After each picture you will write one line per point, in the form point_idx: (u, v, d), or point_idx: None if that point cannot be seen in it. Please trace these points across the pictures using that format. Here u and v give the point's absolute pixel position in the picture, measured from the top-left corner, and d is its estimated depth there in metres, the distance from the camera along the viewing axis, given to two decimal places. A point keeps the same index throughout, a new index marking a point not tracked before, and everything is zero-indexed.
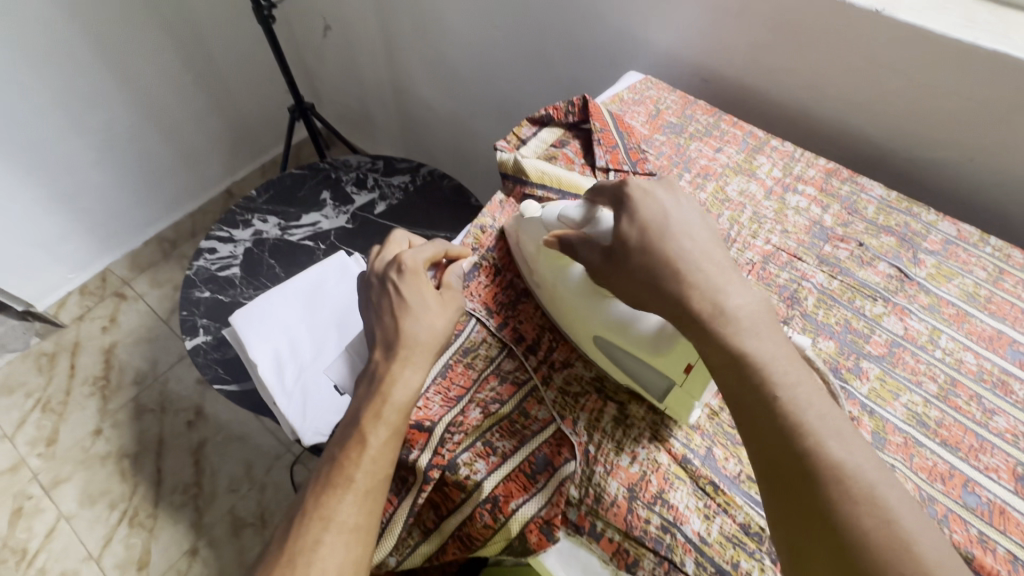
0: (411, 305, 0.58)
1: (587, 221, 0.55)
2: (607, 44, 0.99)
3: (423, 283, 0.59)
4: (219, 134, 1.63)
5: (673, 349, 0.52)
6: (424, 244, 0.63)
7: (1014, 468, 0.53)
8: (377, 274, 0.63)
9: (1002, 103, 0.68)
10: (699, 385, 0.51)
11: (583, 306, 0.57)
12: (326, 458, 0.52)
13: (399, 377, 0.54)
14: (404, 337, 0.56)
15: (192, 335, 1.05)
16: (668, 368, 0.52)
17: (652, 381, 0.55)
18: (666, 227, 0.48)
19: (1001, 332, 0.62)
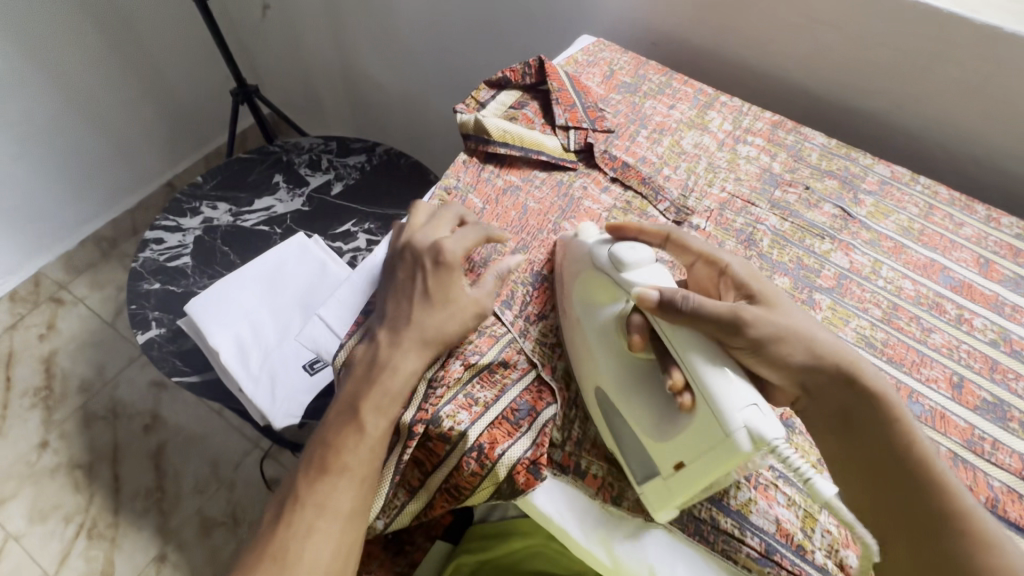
0: (436, 297, 0.54)
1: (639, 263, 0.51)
2: (555, 8, 0.99)
3: (457, 277, 0.55)
4: (156, 123, 1.55)
5: (673, 440, 0.45)
6: (467, 227, 0.58)
7: (950, 377, 0.57)
8: (406, 245, 0.58)
9: (926, 51, 0.72)
10: (684, 488, 0.45)
11: (598, 356, 0.51)
12: (314, 443, 0.51)
13: (399, 364, 0.51)
14: (413, 324, 0.53)
15: (144, 329, 1.01)
16: (660, 456, 0.47)
17: (640, 460, 0.49)
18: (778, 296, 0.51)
19: (933, 260, 0.66)
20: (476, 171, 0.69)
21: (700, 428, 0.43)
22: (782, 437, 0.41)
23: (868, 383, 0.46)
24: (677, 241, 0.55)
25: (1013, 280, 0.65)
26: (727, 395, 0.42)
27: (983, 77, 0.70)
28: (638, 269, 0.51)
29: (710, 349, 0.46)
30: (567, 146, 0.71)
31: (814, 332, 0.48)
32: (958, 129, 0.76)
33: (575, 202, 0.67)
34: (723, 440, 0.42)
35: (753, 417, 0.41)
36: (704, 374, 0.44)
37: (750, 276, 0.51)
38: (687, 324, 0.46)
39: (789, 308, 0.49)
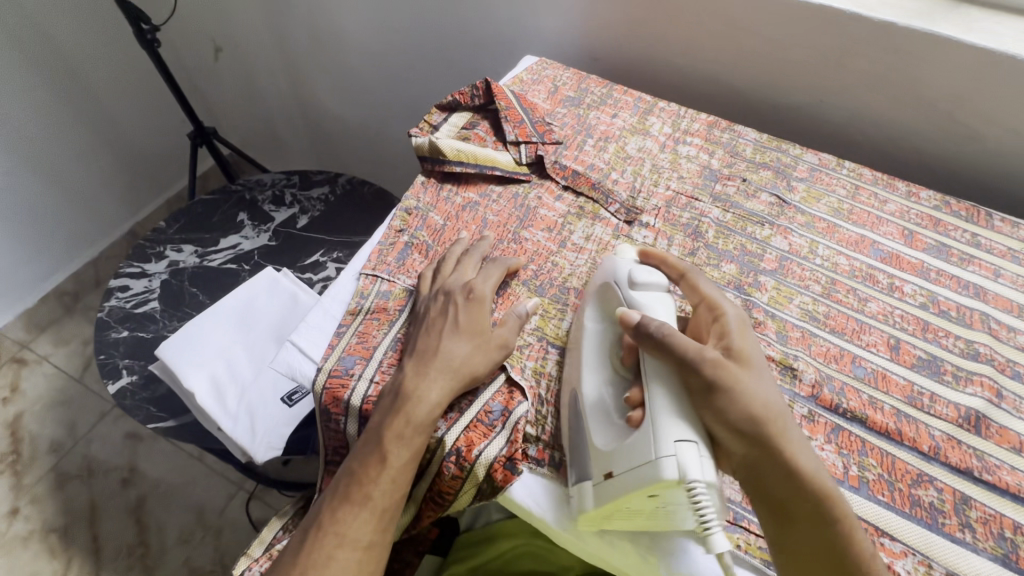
0: (467, 329, 0.55)
1: (643, 286, 0.54)
2: (497, 31, 1.04)
3: (485, 311, 0.57)
4: (114, 172, 1.54)
5: (612, 451, 0.47)
6: (486, 263, 0.61)
7: (888, 340, 0.62)
8: (435, 286, 0.59)
9: (835, 49, 0.79)
10: (607, 499, 0.46)
11: (587, 363, 0.53)
12: (342, 471, 0.51)
13: (424, 394, 0.51)
14: (439, 355, 0.53)
15: (115, 378, 0.99)
16: (597, 465, 0.48)
17: (581, 467, 0.50)
18: (756, 360, 0.51)
19: (864, 236, 0.72)
20: (435, 191, 0.72)
21: (635, 446, 0.45)
22: (704, 479, 0.43)
23: (812, 482, 0.46)
24: (691, 279, 0.57)
25: (936, 248, 0.71)
26: (669, 423, 0.45)
27: (889, 68, 0.78)
28: (645, 290, 0.54)
29: (670, 383, 0.48)
30: (519, 159, 0.75)
31: (772, 406, 0.48)
32: (873, 114, 0.83)
33: (531, 211, 0.71)
34: (650, 460, 0.44)
35: (684, 452, 0.43)
36: (656, 403, 0.46)
37: (738, 331, 0.53)
38: (656, 352, 0.49)
39: (760, 375, 0.50)
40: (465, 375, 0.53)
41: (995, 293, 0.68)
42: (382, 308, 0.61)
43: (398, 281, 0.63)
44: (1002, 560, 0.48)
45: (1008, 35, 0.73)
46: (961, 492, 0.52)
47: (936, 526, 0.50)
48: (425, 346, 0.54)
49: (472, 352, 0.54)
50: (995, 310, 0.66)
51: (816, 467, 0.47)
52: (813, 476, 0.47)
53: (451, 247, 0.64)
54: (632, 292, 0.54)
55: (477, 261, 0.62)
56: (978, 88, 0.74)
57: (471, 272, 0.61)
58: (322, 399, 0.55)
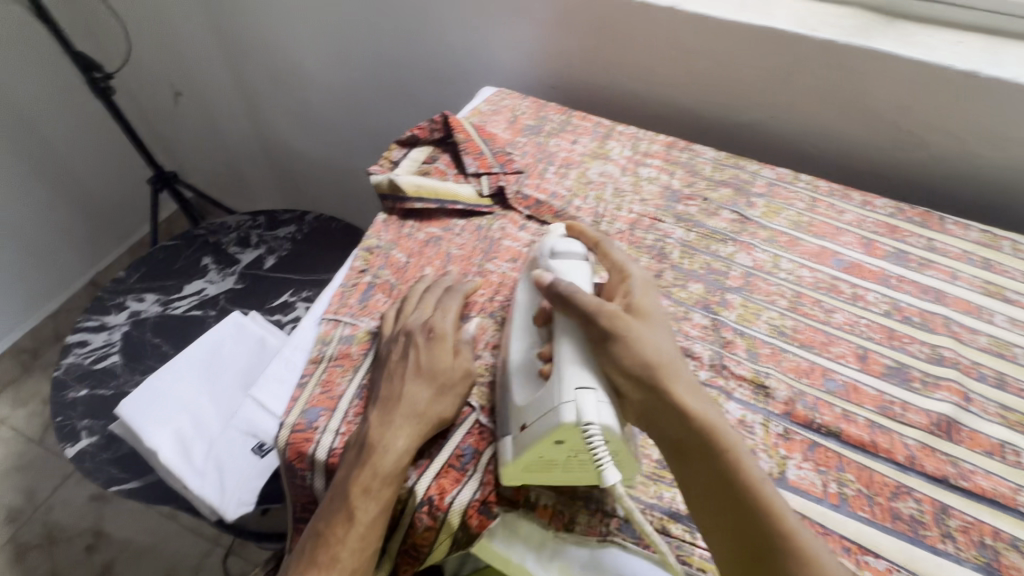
0: (430, 371, 0.53)
1: (561, 256, 0.56)
2: (457, 64, 1.05)
3: (448, 350, 0.55)
4: (73, 223, 1.50)
5: (526, 405, 0.48)
6: (447, 296, 0.60)
7: (856, 350, 0.63)
8: (397, 326, 0.58)
9: (782, 69, 0.81)
10: (520, 451, 0.47)
11: (516, 331, 0.56)
12: (308, 533, 0.49)
13: (390, 443, 0.49)
14: (403, 401, 0.51)
15: (73, 441, 0.95)
16: (514, 419, 0.49)
17: (503, 425, 0.51)
18: (654, 315, 0.52)
19: (825, 247, 0.73)
20: (397, 228, 0.71)
21: (542, 396, 0.47)
22: (600, 422, 0.44)
23: (697, 417, 0.46)
24: (604, 248, 0.58)
25: (895, 254, 0.72)
26: (572, 371, 0.47)
27: (835, 84, 0.80)
28: (564, 259, 0.56)
29: (574, 336, 0.49)
30: (481, 191, 0.74)
31: (664, 353, 0.49)
32: (825, 128, 0.86)
33: (495, 242, 0.70)
34: (554, 408, 0.46)
35: (584, 398, 0.45)
36: (562, 355, 0.49)
37: (641, 291, 0.54)
38: (563, 309, 0.51)
39: (657, 327, 0.51)
40: (432, 419, 0.51)
41: (955, 296, 0.69)
42: (346, 353, 0.59)
43: (362, 323, 0.62)
44: (986, 569, 0.48)
45: (944, 48, 0.75)
46: (940, 501, 0.52)
47: (919, 539, 0.49)
48: (389, 393, 0.52)
49: (436, 396, 0.52)
50: (957, 312, 0.67)
51: (702, 403, 0.47)
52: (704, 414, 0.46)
53: (415, 284, 0.63)
54: (550, 261, 0.56)
55: (440, 295, 0.61)
56: (920, 99, 0.77)
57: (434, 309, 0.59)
58: (286, 455, 0.53)
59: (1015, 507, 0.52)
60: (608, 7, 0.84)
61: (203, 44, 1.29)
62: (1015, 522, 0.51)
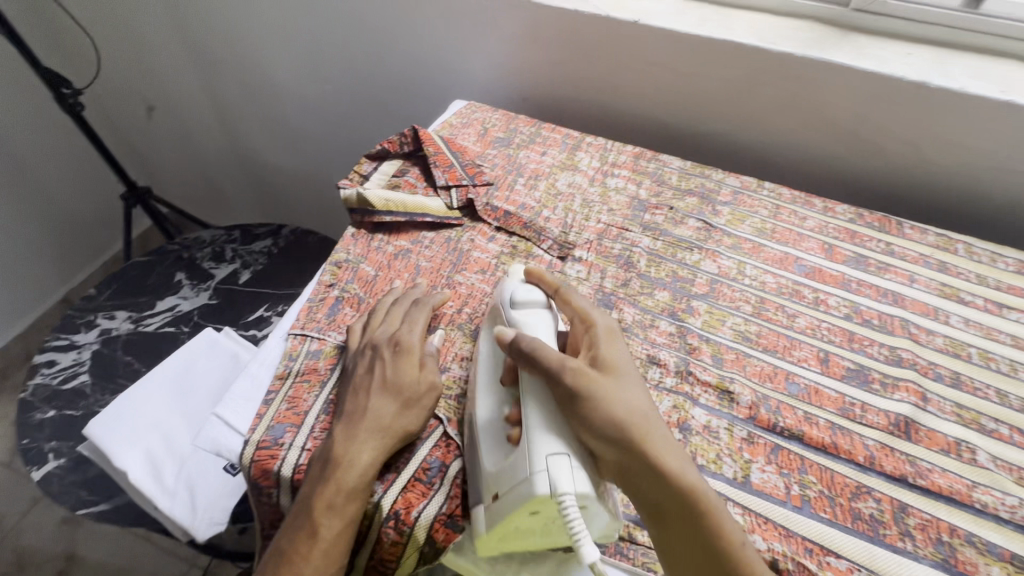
0: (397, 385, 0.53)
1: (521, 308, 0.54)
2: (429, 77, 1.06)
3: (415, 362, 0.55)
4: (43, 241, 1.47)
5: (497, 473, 0.47)
6: (414, 309, 0.60)
7: (818, 354, 0.64)
8: (364, 339, 0.58)
9: (744, 80, 0.84)
10: (496, 520, 0.46)
11: (480, 386, 0.53)
12: (271, 552, 0.48)
13: (355, 458, 0.49)
14: (369, 415, 0.51)
15: (40, 463, 0.92)
16: (485, 486, 0.48)
17: (476, 489, 0.50)
18: (622, 365, 0.50)
19: (787, 253, 0.75)
20: (366, 242, 0.71)
21: (513, 465, 0.45)
22: (574, 492, 0.42)
23: (676, 479, 0.45)
24: (564, 294, 0.55)
25: (855, 259, 0.74)
26: (540, 438, 0.45)
27: (795, 96, 0.83)
28: (525, 310, 0.54)
29: (541, 399, 0.48)
30: (450, 204, 0.75)
31: (638, 409, 0.47)
32: (787, 137, 0.88)
33: (464, 254, 0.70)
34: (525, 479, 0.44)
35: (555, 465, 0.43)
36: (530, 421, 0.47)
37: (607, 341, 0.51)
38: (528, 368, 0.49)
39: (626, 379, 0.49)
40: (397, 433, 0.51)
41: (912, 298, 0.71)
42: (313, 368, 0.59)
43: (329, 338, 0.62)
44: (943, 565, 0.49)
45: (895, 59, 0.78)
46: (899, 500, 0.53)
47: (878, 538, 0.50)
48: (354, 407, 0.52)
49: (402, 410, 0.52)
50: (914, 314, 0.69)
51: (681, 462, 0.46)
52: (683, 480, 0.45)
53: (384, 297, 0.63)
54: (510, 315, 0.54)
55: (408, 307, 0.61)
56: (875, 109, 0.80)
57: (402, 320, 0.59)
58: (251, 472, 0.52)
59: (970, 504, 0.53)
60: (574, 22, 0.86)
61: (176, 59, 1.28)
62: (970, 517, 0.52)
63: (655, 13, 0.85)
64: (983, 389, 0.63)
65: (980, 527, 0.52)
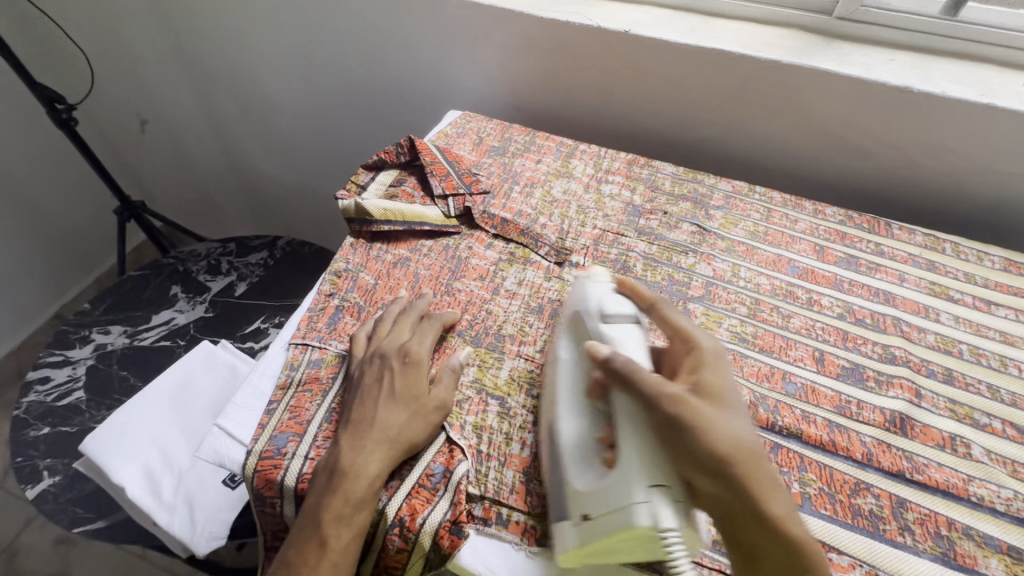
0: (405, 396, 0.53)
1: (615, 321, 0.53)
2: (424, 88, 1.07)
3: (423, 376, 0.56)
4: (36, 257, 1.46)
5: (591, 493, 0.44)
6: (423, 323, 0.61)
7: (813, 353, 0.65)
8: (370, 348, 0.58)
9: (733, 87, 0.86)
10: (587, 541, 0.44)
11: (563, 400, 0.52)
12: (276, 564, 0.48)
13: (362, 469, 0.49)
14: (376, 425, 0.51)
15: (34, 482, 0.91)
16: (574, 504, 0.46)
17: (559, 507, 0.48)
18: (727, 394, 0.49)
19: (780, 255, 0.76)
20: (365, 251, 0.72)
21: (609, 489, 0.43)
22: (676, 527, 0.41)
23: (782, 524, 0.43)
24: (663, 312, 0.56)
25: (846, 260, 0.76)
26: (639, 466, 0.43)
27: (783, 101, 0.85)
28: (620, 322, 0.53)
29: (637, 421, 0.45)
30: (447, 213, 0.75)
31: (745, 446, 0.46)
32: (777, 142, 0.90)
33: (463, 261, 0.71)
34: (624, 506, 0.42)
35: (657, 498, 0.41)
36: (626, 443, 0.44)
37: (710, 366, 0.51)
38: (623, 387, 0.47)
39: (732, 411, 0.48)
40: (403, 444, 0.51)
41: (903, 297, 0.72)
42: (314, 377, 0.59)
43: (330, 347, 0.62)
44: (943, 559, 0.50)
45: (878, 65, 0.80)
46: (897, 495, 0.54)
47: (878, 534, 0.51)
48: (362, 416, 0.52)
49: (409, 420, 0.52)
50: (905, 313, 0.71)
51: (787, 508, 0.45)
52: (783, 516, 0.44)
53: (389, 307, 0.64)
54: (602, 327, 0.53)
55: (415, 319, 0.62)
56: (860, 113, 0.82)
57: (410, 334, 0.60)
58: (254, 483, 0.52)
59: (966, 497, 0.54)
60: (566, 33, 0.88)
61: (171, 73, 1.29)
62: (966, 510, 0.53)
63: (644, 24, 0.87)
64: (975, 385, 0.64)
65: (977, 519, 0.53)
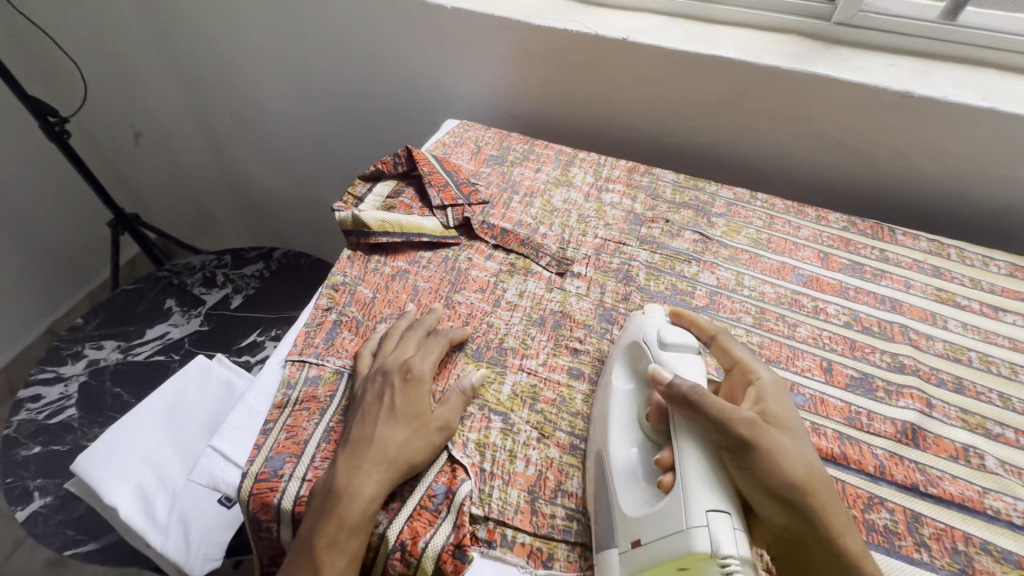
0: (406, 414, 0.52)
1: (676, 347, 0.52)
2: (420, 97, 1.06)
3: (425, 394, 0.54)
4: (28, 271, 1.44)
5: (645, 519, 0.43)
6: (429, 339, 0.59)
7: (821, 363, 0.64)
8: (374, 365, 0.57)
9: (732, 94, 0.85)
10: (640, 570, 0.42)
11: (616, 425, 0.52)
12: None
13: (357, 490, 0.47)
14: (374, 444, 0.49)
15: (25, 503, 0.89)
16: (623, 533, 0.45)
17: (605, 537, 0.46)
18: (792, 424, 0.49)
19: (784, 262, 0.75)
20: (362, 264, 0.70)
21: (665, 513, 0.43)
22: (740, 556, 0.40)
23: (851, 551, 0.45)
24: (723, 342, 0.56)
25: (851, 267, 0.75)
26: (700, 490, 0.42)
27: (783, 107, 0.84)
28: (681, 350, 0.52)
29: (703, 446, 0.45)
30: (446, 223, 0.74)
31: (814, 475, 0.46)
32: (777, 148, 0.89)
33: (463, 273, 0.70)
34: (680, 530, 0.41)
35: (718, 523, 0.41)
36: (687, 468, 0.44)
37: (775, 397, 0.51)
38: (686, 412, 0.47)
39: (797, 441, 0.48)
40: (401, 465, 0.49)
41: (910, 304, 0.71)
42: (311, 396, 0.58)
43: (328, 363, 0.60)
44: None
45: (878, 70, 0.80)
46: (912, 510, 0.52)
47: (894, 550, 0.50)
48: (360, 434, 0.51)
49: (409, 439, 0.51)
50: (912, 320, 0.70)
51: (855, 537, 0.46)
52: (847, 540, 0.45)
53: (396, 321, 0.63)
54: (659, 355, 0.52)
55: (421, 335, 0.60)
56: (861, 118, 0.81)
57: (414, 349, 0.59)
58: (250, 507, 0.50)
59: (982, 510, 0.53)
60: (564, 40, 0.87)
61: (164, 84, 1.28)
62: (983, 524, 0.52)
63: (642, 31, 0.86)
64: (985, 393, 0.63)
65: (993, 534, 0.51)
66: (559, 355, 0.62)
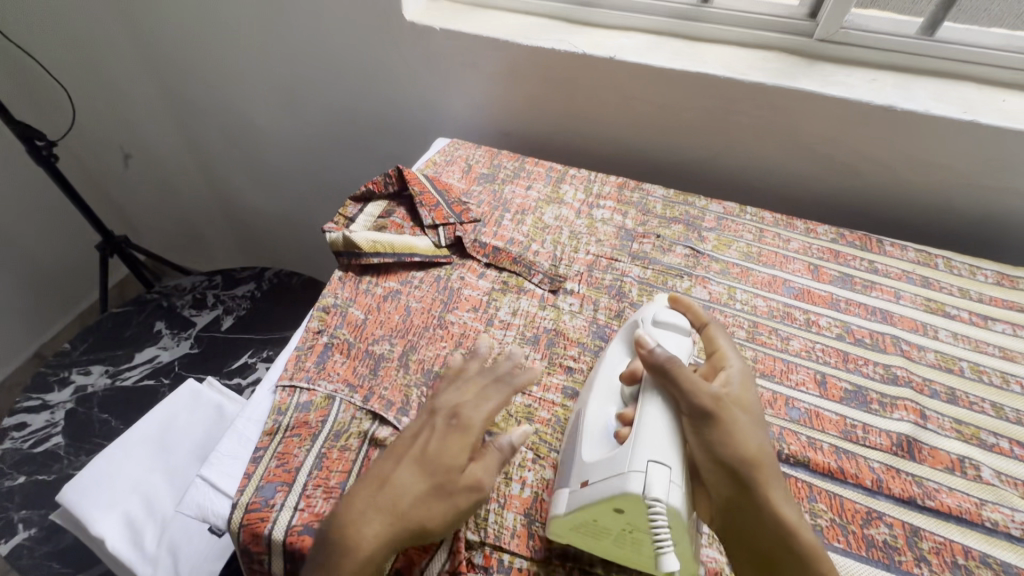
0: (435, 462, 0.45)
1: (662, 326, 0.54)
2: (411, 116, 1.07)
3: (467, 446, 0.46)
4: (14, 296, 1.42)
5: (595, 463, 0.45)
6: (492, 382, 0.51)
7: (815, 377, 0.64)
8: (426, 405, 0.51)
9: (720, 109, 0.86)
10: (577, 506, 0.44)
11: (599, 390, 0.53)
12: None
13: (357, 546, 0.42)
14: (391, 491, 0.44)
15: (8, 536, 0.86)
16: (575, 475, 0.46)
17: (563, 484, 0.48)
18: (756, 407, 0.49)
19: (775, 275, 0.75)
20: (354, 285, 0.70)
21: (612, 457, 0.44)
22: (666, 501, 0.41)
23: (792, 529, 0.44)
24: (713, 331, 0.55)
25: (841, 278, 0.76)
26: (648, 441, 0.44)
27: (769, 122, 0.85)
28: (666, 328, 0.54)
29: (664, 404, 0.46)
30: (438, 242, 0.74)
31: (764, 452, 0.46)
32: (764, 162, 0.91)
33: (455, 292, 0.70)
34: (620, 472, 0.42)
35: (654, 471, 0.42)
36: (642, 420, 0.45)
37: (742, 383, 0.50)
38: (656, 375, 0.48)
39: (756, 421, 0.48)
40: (408, 523, 0.43)
41: (900, 315, 0.72)
42: (303, 422, 0.57)
43: (319, 388, 0.60)
44: None
45: (861, 85, 0.81)
46: (910, 523, 0.52)
47: (894, 566, 0.49)
48: (379, 473, 0.46)
49: (427, 494, 0.44)
50: (903, 331, 0.70)
51: (802, 519, 0.45)
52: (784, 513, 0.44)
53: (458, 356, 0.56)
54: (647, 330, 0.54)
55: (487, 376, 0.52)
56: (846, 132, 0.82)
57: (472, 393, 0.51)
58: (240, 539, 0.49)
59: (980, 522, 0.53)
60: (554, 60, 0.88)
61: (154, 106, 1.28)
62: (981, 536, 0.52)
63: (630, 49, 0.87)
64: (978, 403, 0.63)
65: (991, 545, 0.51)
66: (553, 373, 0.62)
